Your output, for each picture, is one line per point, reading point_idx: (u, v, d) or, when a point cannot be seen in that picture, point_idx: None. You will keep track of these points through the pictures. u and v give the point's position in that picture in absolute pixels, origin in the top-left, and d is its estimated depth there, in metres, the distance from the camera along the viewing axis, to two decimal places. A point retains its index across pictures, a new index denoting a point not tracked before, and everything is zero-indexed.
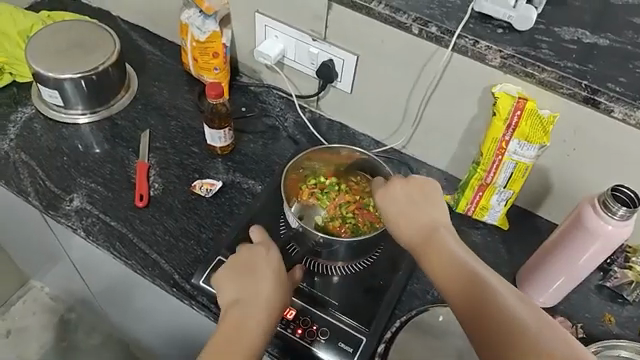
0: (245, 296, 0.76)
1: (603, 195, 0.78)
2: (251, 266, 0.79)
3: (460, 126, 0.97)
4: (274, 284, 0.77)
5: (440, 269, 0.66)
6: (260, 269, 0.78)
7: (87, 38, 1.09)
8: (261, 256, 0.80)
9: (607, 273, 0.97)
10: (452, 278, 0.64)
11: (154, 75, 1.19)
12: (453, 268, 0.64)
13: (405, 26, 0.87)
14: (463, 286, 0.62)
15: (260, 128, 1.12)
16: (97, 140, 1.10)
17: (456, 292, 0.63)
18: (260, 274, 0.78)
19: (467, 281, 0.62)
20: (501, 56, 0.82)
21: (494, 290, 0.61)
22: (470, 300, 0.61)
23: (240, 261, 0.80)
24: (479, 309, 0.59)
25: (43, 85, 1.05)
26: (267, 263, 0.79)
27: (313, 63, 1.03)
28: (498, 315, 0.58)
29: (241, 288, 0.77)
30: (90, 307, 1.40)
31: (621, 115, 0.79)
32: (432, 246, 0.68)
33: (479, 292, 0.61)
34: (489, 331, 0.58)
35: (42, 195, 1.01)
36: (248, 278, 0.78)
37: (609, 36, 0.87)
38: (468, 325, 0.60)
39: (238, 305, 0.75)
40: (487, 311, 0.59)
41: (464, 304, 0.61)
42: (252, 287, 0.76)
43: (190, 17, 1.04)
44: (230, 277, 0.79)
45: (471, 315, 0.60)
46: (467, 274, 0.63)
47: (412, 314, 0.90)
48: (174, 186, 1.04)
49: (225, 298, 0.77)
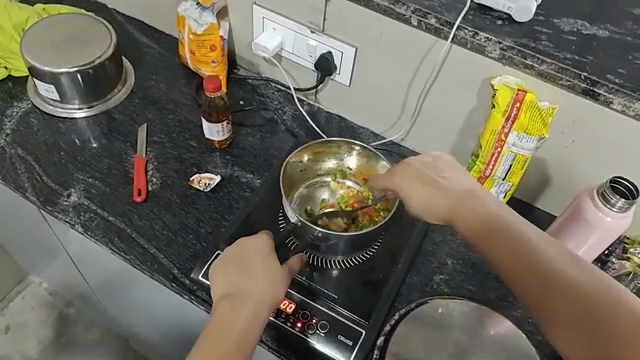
0: (238, 289, 0.76)
1: (602, 186, 0.78)
2: (245, 260, 0.79)
3: (459, 118, 0.96)
4: (266, 279, 0.77)
5: (474, 226, 0.67)
6: (253, 264, 0.79)
7: (83, 31, 1.07)
8: (254, 251, 0.80)
9: (605, 264, 0.95)
10: (488, 232, 0.65)
11: (151, 69, 1.18)
12: (486, 225, 0.66)
13: (404, 18, 0.86)
14: (499, 239, 0.63)
15: (258, 121, 1.12)
16: (94, 135, 1.09)
17: (493, 245, 0.63)
18: (253, 269, 0.78)
19: (504, 233, 0.63)
20: (501, 47, 0.82)
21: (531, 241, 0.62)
22: (510, 251, 0.62)
23: (234, 255, 0.80)
24: (522, 258, 0.60)
25: (39, 80, 1.04)
26: (260, 257, 0.79)
27: (312, 56, 1.02)
28: (538, 263, 0.60)
29: (234, 281, 0.77)
30: (89, 302, 1.40)
31: (620, 107, 0.79)
32: (464, 206, 0.69)
33: (518, 244, 0.62)
34: (534, 280, 0.59)
35: (39, 190, 1.01)
36: (241, 272, 0.78)
37: (609, 27, 0.86)
38: (511, 276, 0.61)
39: (231, 297, 0.75)
40: (530, 261, 0.60)
41: (502, 257, 0.62)
42: (244, 283, 0.76)
43: (187, 10, 1.03)
44: (224, 271, 0.79)
45: (512, 267, 0.61)
46: (503, 226, 0.64)
47: (412, 306, 0.89)
48: (172, 180, 1.03)
49: (218, 291, 0.77)
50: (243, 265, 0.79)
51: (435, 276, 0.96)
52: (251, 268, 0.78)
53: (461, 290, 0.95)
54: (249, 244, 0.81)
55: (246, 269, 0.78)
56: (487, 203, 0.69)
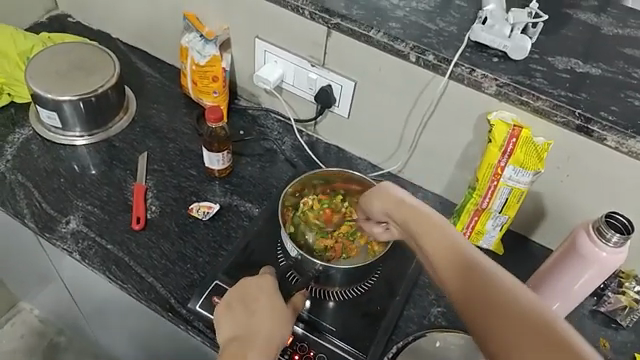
0: (245, 331, 0.76)
1: (598, 221, 0.79)
2: (250, 300, 0.80)
3: (455, 152, 0.98)
4: (272, 318, 0.77)
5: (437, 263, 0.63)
6: (259, 303, 0.79)
7: (87, 60, 1.09)
8: (260, 290, 0.81)
9: (601, 298, 0.97)
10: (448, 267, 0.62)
11: (153, 98, 1.20)
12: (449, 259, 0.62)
13: (403, 54, 0.89)
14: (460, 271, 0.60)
15: (258, 151, 1.13)
16: (94, 162, 1.10)
17: (455, 280, 0.60)
18: (258, 308, 0.78)
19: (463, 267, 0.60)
20: (497, 84, 0.84)
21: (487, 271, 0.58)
22: (469, 283, 0.58)
23: (239, 296, 0.81)
24: (481, 290, 0.56)
25: (42, 107, 1.05)
26: (266, 297, 0.80)
27: (312, 88, 1.04)
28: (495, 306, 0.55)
29: (242, 322, 0.77)
30: (81, 331, 1.38)
31: (614, 144, 0.81)
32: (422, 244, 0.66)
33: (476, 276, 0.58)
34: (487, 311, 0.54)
35: (38, 217, 1.01)
36: (248, 313, 0.78)
37: (601, 66, 0.89)
38: (477, 322, 0.55)
39: (238, 339, 0.75)
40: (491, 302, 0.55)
41: (463, 293, 0.58)
42: (249, 324, 0.76)
43: (191, 41, 1.06)
44: (229, 313, 0.80)
45: (470, 301, 0.57)
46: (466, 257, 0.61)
47: (409, 339, 0.91)
48: (171, 208, 1.03)
49: (225, 332, 0.77)
50: (248, 306, 0.80)
51: (433, 309, 0.96)
52: (257, 308, 0.79)
53: (459, 323, 0.94)
54: (254, 286, 0.82)
55: (252, 310, 0.79)
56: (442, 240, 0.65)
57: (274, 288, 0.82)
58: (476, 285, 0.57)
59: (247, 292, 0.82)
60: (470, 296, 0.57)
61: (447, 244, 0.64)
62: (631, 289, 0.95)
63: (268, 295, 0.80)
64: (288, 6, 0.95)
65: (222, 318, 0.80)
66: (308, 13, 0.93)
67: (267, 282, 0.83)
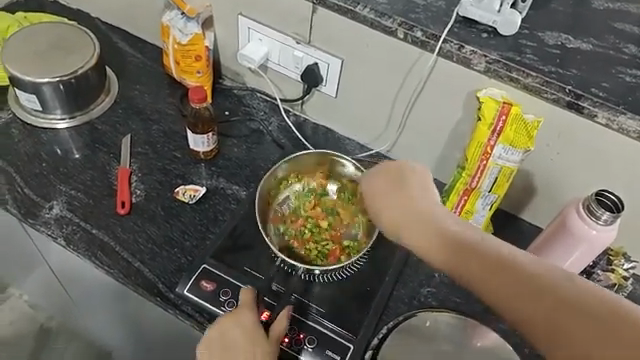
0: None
1: (588, 199, 0.79)
2: (232, 338, 0.79)
3: (444, 129, 0.97)
4: (246, 353, 0.78)
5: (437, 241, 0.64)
6: (235, 336, 0.79)
7: (65, 41, 1.06)
8: (239, 322, 0.81)
9: (590, 275, 0.92)
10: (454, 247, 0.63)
11: (135, 79, 1.17)
12: (465, 248, 0.63)
13: (390, 30, 0.86)
14: (496, 275, 0.60)
15: (244, 132, 1.11)
16: (76, 145, 1.07)
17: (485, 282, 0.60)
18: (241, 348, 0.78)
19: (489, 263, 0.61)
20: (486, 61, 0.82)
21: (539, 274, 0.59)
22: (513, 285, 0.59)
23: (225, 326, 0.80)
24: (527, 293, 0.58)
25: (21, 89, 1.02)
26: (242, 330, 0.80)
27: (298, 67, 1.02)
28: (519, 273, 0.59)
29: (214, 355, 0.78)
30: (70, 315, 1.37)
31: (605, 120, 0.80)
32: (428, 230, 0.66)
33: (525, 284, 0.59)
34: (560, 333, 0.57)
35: (20, 202, 0.98)
36: (222, 345, 0.79)
37: (592, 41, 0.87)
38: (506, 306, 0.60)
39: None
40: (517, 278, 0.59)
41: (521, 310, 0.59)
42: None
43: (172, 19, 1.03)
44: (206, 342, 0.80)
45: (543, 318, 0.57)
46: (448, 232, 0.64)
47: (398, 320, 0.89)
48: (156, 192, 1.02)
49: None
50: (230, 343, 0.79)
51: (422, 289, 0.96)
52: (235, 343, 0.79)
53: (448, 302, 0.95)
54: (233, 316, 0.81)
55: (229, 344, 0.79)
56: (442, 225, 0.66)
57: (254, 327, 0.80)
58: (535, 298, 0.58)
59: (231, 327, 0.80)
60: (548, 314, 0.57)
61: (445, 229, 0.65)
62: (621, 266, 0.92)
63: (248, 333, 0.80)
64: None
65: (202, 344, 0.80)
66: None
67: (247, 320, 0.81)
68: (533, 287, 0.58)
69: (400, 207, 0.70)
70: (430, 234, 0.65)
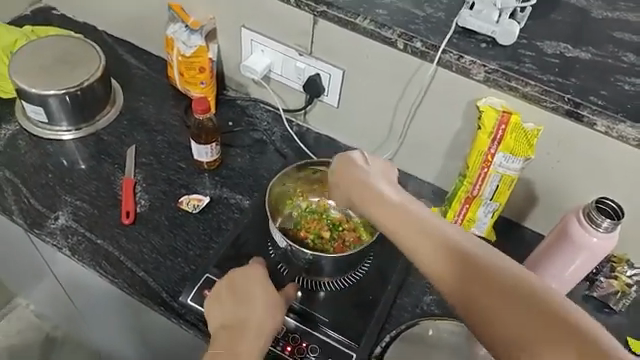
0: (236, 319, 0.78)
1: (588, 206, 0.79)
2: (238, 291, 0.82)
3: (445, 138, 0.97)
4: (266, 304, 0.80)
5: (411, 235, 0.61)
6: (250, 292, 0.81)
7: (71, 54, 1.08)
8: (249, 280, 0.83)
9: (593, 283, 0.94)
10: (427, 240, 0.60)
11: (140, 90, 1.19)
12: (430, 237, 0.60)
13: (390, 41, 0.88)
14: (465, 276, 0.56)
15: (248, 142, 1.12)
16: (82, 156, 1.08)
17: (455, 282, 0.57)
18: (251, 297, 0.81)
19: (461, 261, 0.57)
20: (486, 70, 0.83)
21: (512, 278, 0.54)
22: (475, 283, 0.55)
23: (227, 287, 0.83)
24: (494, 297, 0.53)
25: (28, 102, 1.04)
26: (255, 286, 0.82)
27: (300, 77, 1.03)
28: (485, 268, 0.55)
29: (232, 311, 0.80)
30: (76, 325, 1.38)
31: (604, 128, 0.80)
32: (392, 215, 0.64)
33: (493, 286, 0.54)
34: (517, 331, 0.50)
35: (27, 213, 1.00)
36: (238, 301, 0.81)
37: (591, 50, 0.88)
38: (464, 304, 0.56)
39: (228, 326, 0.78)
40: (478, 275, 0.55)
41: (486, 317, 0.53)
42: (242, 312, 0.79)
43: (176, 32, 1.04)
44: (220, 305, 0.82)
45: (506, 325, 0.51)
46: (423, 228, 0.61)
47: (401, 328, 0.91)
48: (161, 202, 1.03)
49: (215, 321, 0.80)
50: (237, 297, 0.81)
51: (425, 297, 0.96)
52: (251, 296, 0.81)
53: (451, 311, 0.95)
54: (242, 277, 0.84)
55: (245, 299, 0.81)
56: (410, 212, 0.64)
57: (257, 278, 0.84)
58: (490, 290, 0.54)
59: (233, 286, 0.83)
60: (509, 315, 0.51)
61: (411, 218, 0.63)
62: (624, 273, 0.93)
63: (252, 283, 0.83)
64: None
65: (211, 309, 0.83)
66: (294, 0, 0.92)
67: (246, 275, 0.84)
68: (501, 290, 0.53)
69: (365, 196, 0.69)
70: (397, 222, 0.63)
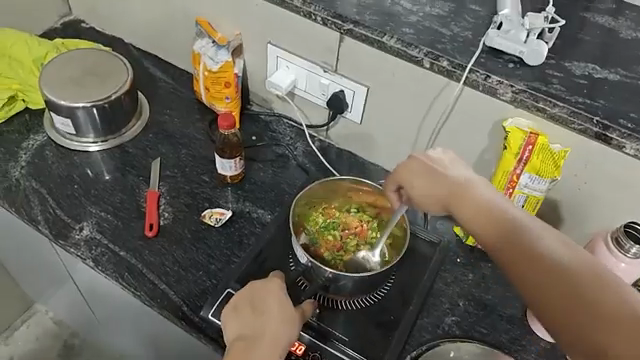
0: (252, 332, 0.78)
1: (616, 231, 0.79)
2: (256, 302, 0.81)
3: (470, 157, 0.97)
4: (283, 317, 0.79)
5: (472, 213, 0.71)
6: (265, 305, 0.80)
7: (100, 67, 1.10)
8: (267, 292, 0.82)
9: None
10: (497, 229, 0.67)
11: (165, 104, 1.20)
12: (488, 215, 0.69)
13: (416, 60, 0.88)
14: (518, 250, 0.64)
15: (270, 156, 1.13)
16: (107, 168, 1.10)
17: (513, 264, 0.63)
18: (268, 309, 0.80)
19: (533, 257, 0.62)
20: (513, 90, 0.83)
21: (585, 280, 0.58)
22: (526, 259, 0.63)
23: (246, 297, 0.82)
24: (566, 297, 0.58)
25: (56, 114, 1.06)
26: (272, 299, 0.81)
27: (324, 94, 1.04)
28: (535, 247, 0.63)
29: (249, 323, 0.79)
30: (95, 333, 1.39)
31: (633, 151, 0.79)
32: (456, 191, 0.74)
33: (564, 284, 0.59)
34: (558, 302, 0.58)
35: (52, 223, 1.01)
36: (255, 314, 0.80)
37: (620, 71, 0.87)
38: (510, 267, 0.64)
39: (244, 339, 0.77)
40: (526, 250, 0.63)
41: (542, 297, 0.60)
42: (259, 325, 0.78)
43: (203, 47, 1.06)
44: (238, 315, 0.81)
45: (567, 318, 0.58)
46: (492, 215, 0.69)
47: (422, 349, 0.91)
48: (184, 215, 1.04)
49: (232, 332, 0.80)
50: (255, 308, 0.80)
51: (447, 318, 0.95)
52: (268, 309, 0.80)
53: (473, 332, 0.93)
54: (260, 288, 0.83)
55: (262, 311, 0.80)
56: (480, 193, 0.72)
57: (275, 289, 0.82)
58: (542, 267, 0.61)
59: (251, 297, 0.82)
60: (552, 288, 0.59)
61: (478, 200, 0.71)
62: None
63: (270, 295, 0.81)
64: (300, 12, 0.94)
65: (228, 318, 0.82)
66: (320, 19, 0.92)
67: (265, 286, 0.83)
68: (565, 285, 0.59)
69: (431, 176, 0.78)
70: (464, 201, 0.73)
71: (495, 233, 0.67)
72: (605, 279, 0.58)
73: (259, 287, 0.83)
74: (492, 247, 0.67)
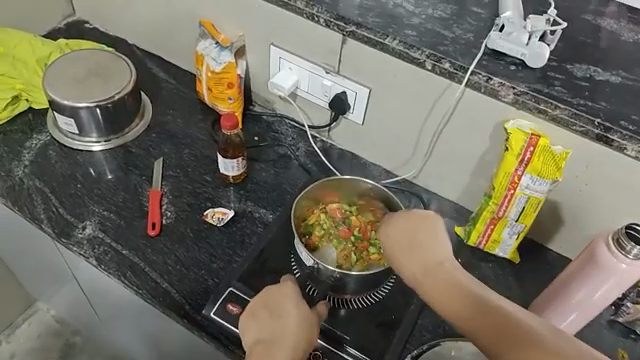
0: (270, 336, 0.76)
1: (618, 232, 0.79)
2: (273, 307, 0.81)
3: (471, 158, 0.97)
4: (301, 319, 0.79)
5: (434, 279, 0.63)
6: (282, 309, 0.80)
7: (104, 68, 1.10)
8: (281, 297, 0.82)
9: (619, 308, 0.96)
10: (467, 310, 0.58)
11: (168, 104, 1.21)
12: (449, 283, 0.61)
13: (418, 62, 0.88)
14: (482, 316, 0.56)
15: (272, 156, 1.13)
16: (110, 168, 1.11)
17: (480, 335, 0.56)
18: (286, 313, 0.80)
19: (504, 332, 0.54)
20: (515, 92, 0.83)
21: (525, 322, 0.54)
22: (492, 327, 0.55)
23: (262, 304, 0.82)
24: None
25: (60, 113, 1.06)
26: (288, 303, 0.81)
27: (326, 95, 1.04)
28: (502, 313, 0.56)
29: (267, 327, 0.78)
30: (97, 331, 1.40)
31: (634, 153, 0.80)
32: (422, 254, 0.66)
33: (533, 350, 0.52)
34: None
35: (55, 222, 1.02)
36: (273, 318, 0.79)
37: (622, 73, 0.87)
38: (475, 333, 0.56)
39: (263, 342, 0.76)
40: (490, 315, 0.56)
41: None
42: (278, 327, 0.77)
43: (206, 48, 1.07)
44: (255, 321, 0.80)
45: None
46: (455, 285, 0.61)
47: (423, 348, 0.91)
48: (186, 214, 1.04)
49: (250, 338, 0.78)
50: (272, 313, 0.80)
51: None
52: (285, 312, 0.80)
53: None
54: (276, 293, 0.83)
55: (280, 314, 0.79)
56: (446, 259, 0.65)
57: (292, 294, 0.83)
58: (510, 334, 0.54)
59: (268, 303, 0.82)
60: (521, 356, 0.52)
61: (442, 264, 0.64)
62: None
63: (287, 300, 0.82)
64: (303, 14, 0.94)
65: (245, 326, 0.81)
66: (323, 20, 0.93)
67: (281, 292, 0.83)
68: (537, 351, 0.52)
69: (397, 237, 0.70)
70: (421, 266, 0.65)
71: (458, 300, 0.59)
72: (574, 344, 0.52)
73: (276, 292, 0.83)
74: (456, 318, 0.59)
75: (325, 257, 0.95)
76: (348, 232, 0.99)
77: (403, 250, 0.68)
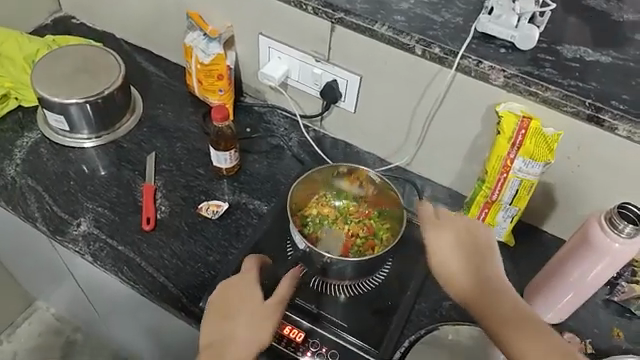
0: (226, 334, 0.77)
1: (610, 212, 0.79)
2: (230, 301, 0.81)
3: (463, 142, 0.97)
4: (255, 311, 0.79)
5: (466, 271, 0.71)
6: (237, 303, 0.80)
7: (92, 63, 1.09)
8: (237, 289, 0.82)
9: (614, 287, 0.97)
10: (490, 298, 0.66)
11: (158, 98, 1.20)
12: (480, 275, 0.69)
13: (408, 47, 0.88)
14: (504, 311, 0.65)
15: (265, 148, 1.13)
16: (103, 163, 1.10)
17: (496, 320, 0.64)
18: (242, 306, 0.80)
19: (522, 325, 0.63)
20: (505, 75, 0.83)
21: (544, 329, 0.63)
22: (512, 319, 0.64)
23: (220, 297, 0.82)
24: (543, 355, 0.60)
25: (50, 110, 1.05)
26: (242, 295, 0.81)
27: (317, 83, 1.04)
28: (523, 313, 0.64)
29: (223, 324, 0.78)
30: (97, 328, 1.40)
31: (626, 133, 0.80)
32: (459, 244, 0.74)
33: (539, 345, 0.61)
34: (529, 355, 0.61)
35: (49, 220, 1.01)
36: (229, 314, 0.79)
37: (612, 53, 0.87)
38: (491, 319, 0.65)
39: (219, 341, 0.76)
40: (513, 310, 0.64)
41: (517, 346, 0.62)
42: (234, 323, 0.78)
43: (195, 40, 1.06)
44: (213, 317, 0.80)
45: None
46: (486, 278, 0.69)
47: (421, 333, 0.91)
48: (181, 208, 1.04)
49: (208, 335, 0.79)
50: (230, 307, 0.80)
51: (444, 302, 0.96)
52: (241, 306, 0.80)
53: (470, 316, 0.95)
54: (233, 285, 0.83)
55: (236, 309, 0.80)
56: (482, 254, 0.72)
57: (248, 285, 0.82)
58: (525, 328, 0.63)
59: (227, 297, 0.82)
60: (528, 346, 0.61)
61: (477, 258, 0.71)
62: None
63: (244, 292, 0.81)
64: (291, 3, 0.94)
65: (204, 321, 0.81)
66: (311, 8, 0.92)
67: (238, 284, 0.83)
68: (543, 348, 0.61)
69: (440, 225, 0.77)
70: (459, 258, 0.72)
71: (485, 293, 0.67)
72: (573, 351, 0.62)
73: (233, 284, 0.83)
74: (478, 305, 0.67)
75: (324, 246, 0.94)
76: (341, 220, 0.99)
77: (443, 236, 0.75)
